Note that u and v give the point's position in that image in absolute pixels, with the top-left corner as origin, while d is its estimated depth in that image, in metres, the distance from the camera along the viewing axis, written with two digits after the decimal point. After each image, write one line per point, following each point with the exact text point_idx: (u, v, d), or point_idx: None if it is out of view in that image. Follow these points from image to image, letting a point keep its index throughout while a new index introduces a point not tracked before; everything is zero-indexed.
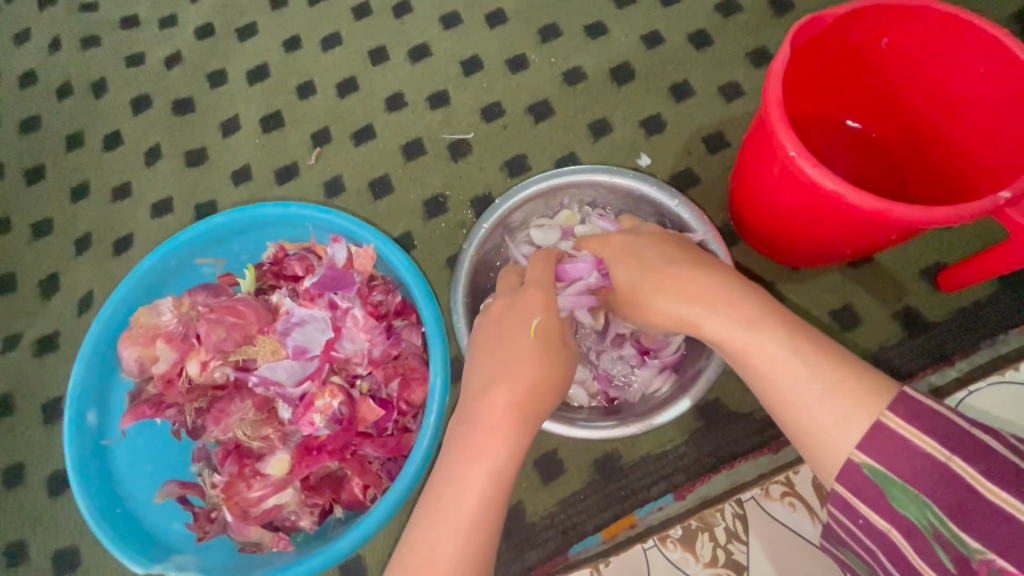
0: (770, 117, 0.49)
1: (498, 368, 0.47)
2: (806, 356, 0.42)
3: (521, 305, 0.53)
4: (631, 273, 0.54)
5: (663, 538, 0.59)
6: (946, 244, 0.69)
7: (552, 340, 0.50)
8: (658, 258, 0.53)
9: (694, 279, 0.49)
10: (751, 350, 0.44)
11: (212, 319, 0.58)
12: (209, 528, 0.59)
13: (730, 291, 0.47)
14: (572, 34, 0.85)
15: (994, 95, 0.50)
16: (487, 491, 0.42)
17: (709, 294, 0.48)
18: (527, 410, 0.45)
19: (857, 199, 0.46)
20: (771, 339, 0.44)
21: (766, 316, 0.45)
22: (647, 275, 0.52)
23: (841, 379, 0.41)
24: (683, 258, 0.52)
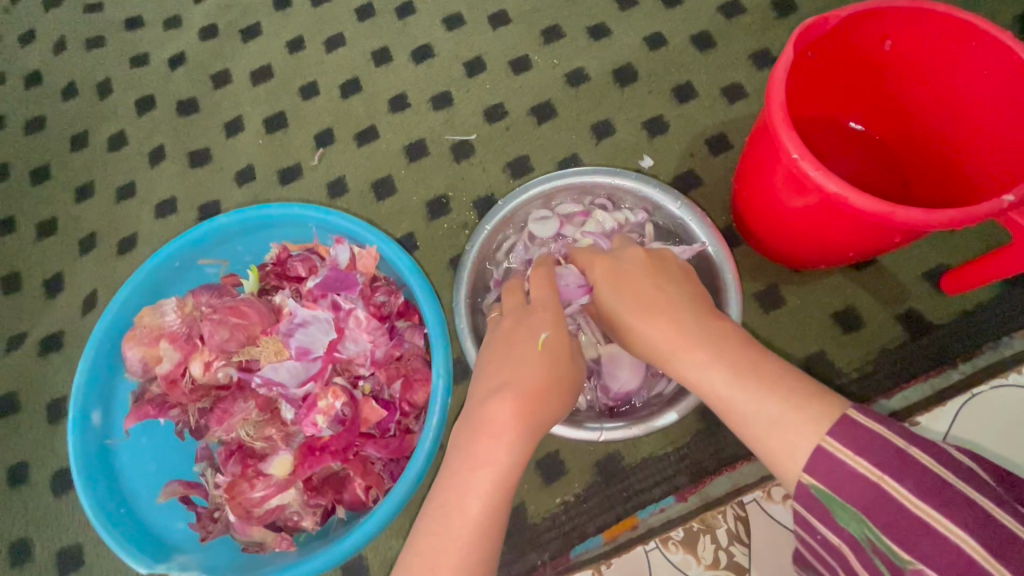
0: (773, 119, 0.49)
1: (507, 375, 0.48)
2: (750, 388, 0.43)
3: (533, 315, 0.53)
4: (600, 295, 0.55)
5: (665, 540, 0.60)
6: (949, 247, 0.69)
7: (564, 352, 0.50)
8: (625, 281, 0.54)
9: (650, 313, 0.50)
10: (702, 382, 0.45)
11: (216, 320, 0.58)
12: (212, 528, 0.59)
13: (680, 325, 0.47)
14: (575, 35, 0.85)
15: (998, 99, 0.50)
16: (492, 491, 0.42)
17: (662, 329, 0.48)
18: (531, 418, 0.45)
19: (860, 201, 0.46)
20: (716, 373, 0.44)
21: (713, 348, 0.45)
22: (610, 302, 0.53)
23: (783, 409, 0.41)
24: (643, 284, 0.53)
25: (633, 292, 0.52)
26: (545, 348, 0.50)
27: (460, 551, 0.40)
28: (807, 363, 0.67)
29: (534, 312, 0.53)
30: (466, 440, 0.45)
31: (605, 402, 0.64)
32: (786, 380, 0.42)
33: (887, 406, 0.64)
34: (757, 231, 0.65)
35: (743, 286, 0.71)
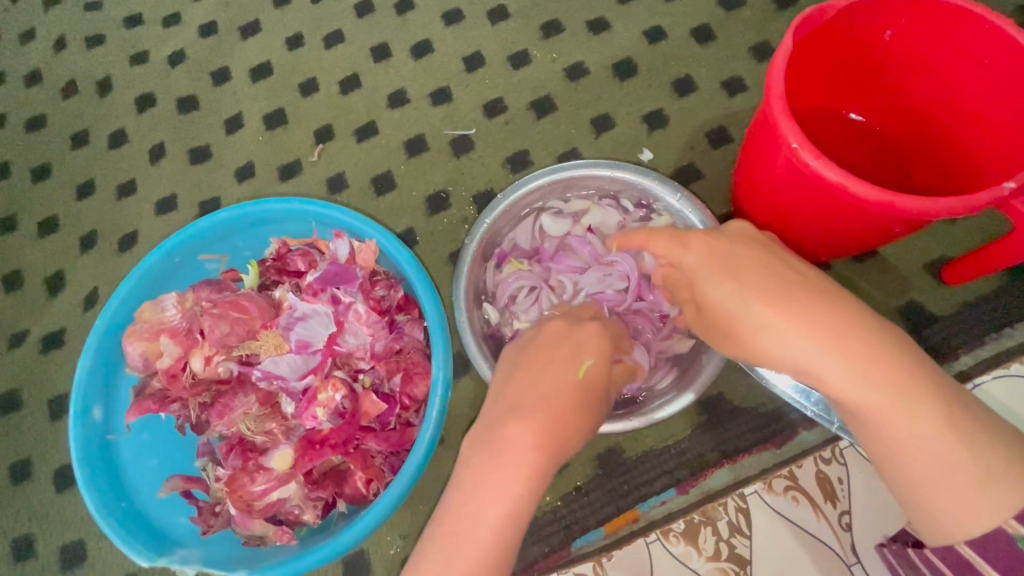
0: (773, 110, 0.49)
1: (543, 397, 0.45)
2: (963, 433, 0.38)
3: (579, 341, 0.50)
4: (738, 293, 0.44)
5: (666, 532, 0.60)
6: (951, 238, 0.69)
7: (599, 386, 0.48)
8: (770, 283, 0.43)
9: (830, 328, 0.40)
10: (908, 426, 0.39)
11: (216, 314, 0.59)
12: (214, 522, 0.59)
13: (878, 350, 0.39)
14: (574, 30, 0.85)
15: (999, 88, 0.50)
16: (501, 515, 0.41)
17: (851, 349, 0.39)
18: (555, 435, 0.43)
19: (860, 189, 0.46)
20: (927, 413, 0.39)
21: (918, 383, 0.39)
22: (762, 304, 0.43)
23: (999, 465, 0.38)
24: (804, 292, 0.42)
25: (795, 296, 0.42)
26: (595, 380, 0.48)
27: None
28: None
29: (591, 334, 0.52)
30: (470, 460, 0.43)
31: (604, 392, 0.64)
32: (983, 422, 0.39)
33: None
34: (786, 242, 0.63)
35: None
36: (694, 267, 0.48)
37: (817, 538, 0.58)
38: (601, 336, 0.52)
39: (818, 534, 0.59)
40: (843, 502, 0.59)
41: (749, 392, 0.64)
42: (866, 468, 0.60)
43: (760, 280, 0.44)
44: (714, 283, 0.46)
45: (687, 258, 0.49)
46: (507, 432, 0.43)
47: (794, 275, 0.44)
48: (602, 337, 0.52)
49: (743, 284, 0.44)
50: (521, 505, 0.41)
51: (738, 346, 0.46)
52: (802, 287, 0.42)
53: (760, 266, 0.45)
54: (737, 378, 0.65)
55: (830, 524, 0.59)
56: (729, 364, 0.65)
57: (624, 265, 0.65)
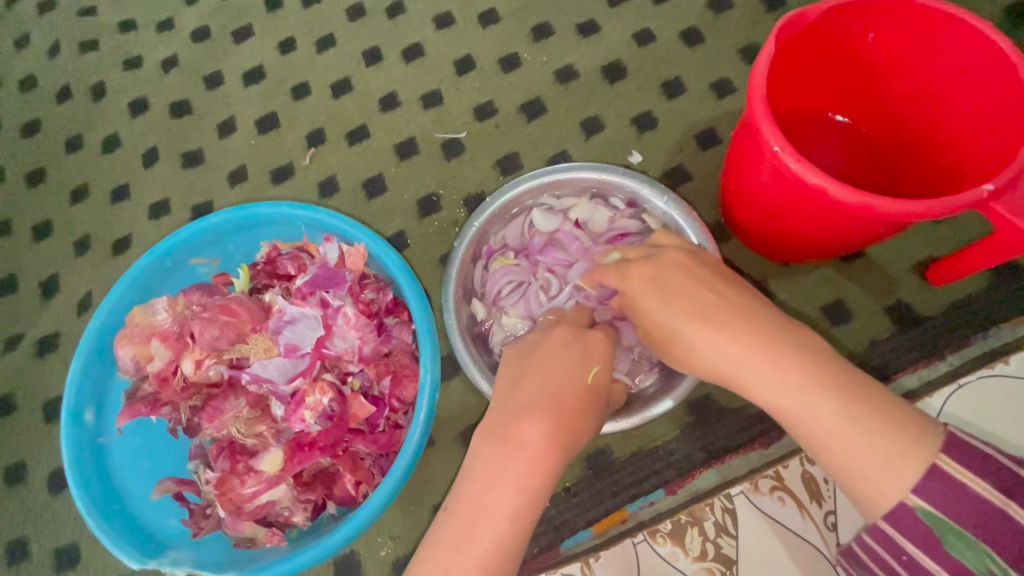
0: (755, 114, 0.50)
1: (556, 397, 0.45)
2: (861, 416, 0.40)
3: (588, 342, 0.50)
4: (659, 305, 0.48)
5: (653, 533, 0.60)
6: (937, 239, 0.69)
7: (603, 390, 0.49)
8: (684, 294, 0.48)
9: (732, 332, 0.44)
10: (803, 416, 0.41)
11: (206, 318, 0.60)
12: (204, 524, 0.60)
13: (775, 349, 0.43)
14: (564, 33, 0.86)
15: (980, 90, 0.50)
16: (517, 506, 0.42)
17: (750, 347, 0.43)
18: (564, 434, 0.44)
19: (839, 192, 0.47)
20: (821, 403, 0.41)
21: (814, 378, 0.41)
22: (678, 314, 0.47)
23: (892, 446, 0.40)
24: (702, 306, 0.46)
25: (700, 305, 0.46)
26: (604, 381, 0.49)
27: (485, 569, 0.40)
28: None
29: (604, 335, 0.51)
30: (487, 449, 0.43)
31: None
32: (890, 410, 0.41)
33: None
34: (773, 243, 0.64)
35: None
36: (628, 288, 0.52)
37: (803, 539, 0.59)
38: (606, 337, 0.51)
39: (804, 534, 0.59)
40: (829, 502, 0.60)
41: (736, 392, 0.65)
42: None
43: (678, 292, 0.48)
44: (640, 296, 0.50)
45: (624, 279, 0.52)
46: (523, 427, 0.43)
47: (704, 288, 0.48)
48: (609, 338, 0.51)
49: (658, 300, 0.48)
50: (532, 493, 0.42)
51: (671, 359, 0.49)
52: (711, 297, 0.47)
53: (678, 278, 0.49)
54: None
55: (815, 524, 0.59)
56: None
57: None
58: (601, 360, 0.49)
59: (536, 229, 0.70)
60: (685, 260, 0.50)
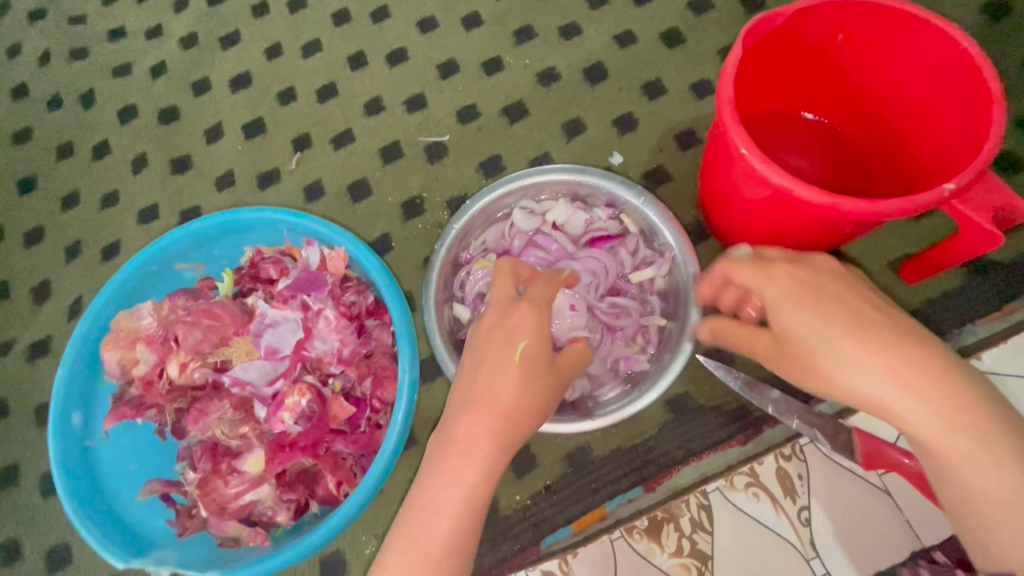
0: (723, 116, 0.50)
1: (496, 396, 0.47)
2: None
3: (523, 326, 0.50)
4: (821, 323, 0.43)
5: (630, 529, 0.62)
6: (913, 237, 0.70)
7: (542, 364, 0.49)
8: (849, 315, 0.43)
9: (917, 362, 0.40)
10: (982, 463, 0.38)
11: (190, 322, 0.61)
12: (189, 524, 0.61)
13: (959, 388, 0.39)
14: (546, 36, 0.86)
15: (946, 90, 0.51)
16: (461, 505, 0.45)
17: (940, 388, 0.39)
18: (508, 433, 0.47)
19: (804, 194, 0.47)
20: (1001, 450, 0.38)
21: (994, 421, 0.39)
22: (843, 336, 0.42)
23: None
24: (878, 329, 0.42)
25: (873, 326, 0.42)
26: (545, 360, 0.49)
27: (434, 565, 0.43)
28: None
29: (537, 310, 0.51)
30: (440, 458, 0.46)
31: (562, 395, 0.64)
32: None
33: None
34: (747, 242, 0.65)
35: None
36: (773, 299, 0.46)
37: (777, 533, 0.60)
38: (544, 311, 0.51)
39: (778, 529, 0.60)
40: (802, 497, 0.61)
41: (714, 390, 0.66)
42: (825, 465, 0.62)
43: (841, 312, 0.43)
44: (789, 317, 0.45)
45: (768, 285, 0.47)
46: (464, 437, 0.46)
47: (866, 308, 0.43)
48: (540, 312, 0.51)
49: (821, 314, 0.43)
50: (476, 491, 0.45)
51: (809, 377, 0.44)
52: (878, 319, 0.42)
53: (845, 298, 0.44)
54: (703, 377, 0.66)
55: (788, 519, 0.60)
56: (693, 363, 0.66)
57: (602, 261, 0.68)
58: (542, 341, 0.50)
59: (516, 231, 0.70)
60: (838, 277, 0.46)
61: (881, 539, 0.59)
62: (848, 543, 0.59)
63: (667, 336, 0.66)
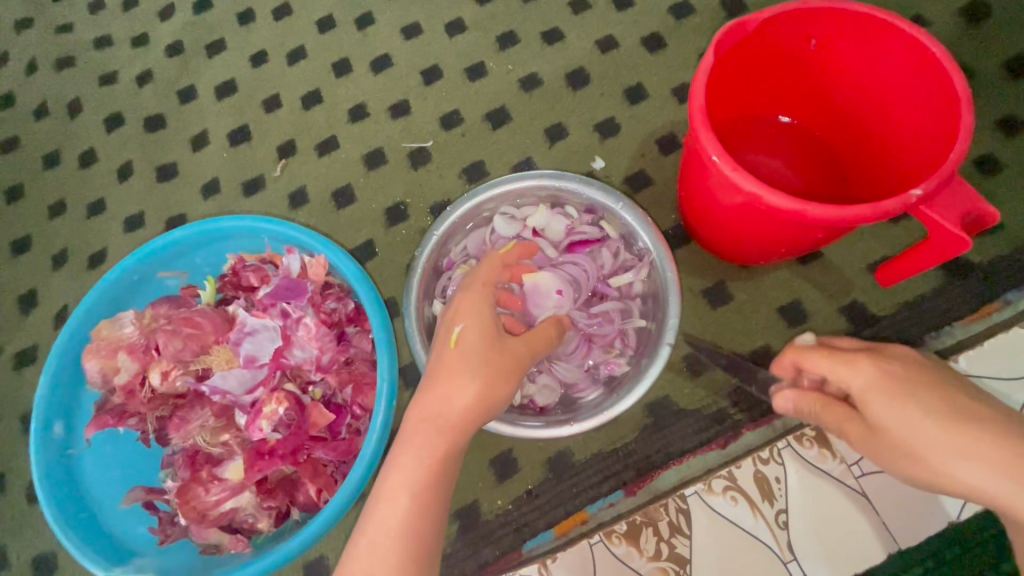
0: (695, 123, 0.51)
1: (444, 397, 0.48)
2: None
3: (467, 316, 0.52)
4: (911, 413, 0.44)
5: (609, 534, 0.62)
6: (892, 240, 0.70)
7: (479, 348, 0.50)
8: (945, 404, 0.43)
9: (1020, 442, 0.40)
10: None
11: (170, 330, 0.61)
12: (171, 531, 0.62)
13: None
14: (529, 41, 0.87)
15: (916, 94, 0.51)
16: (419, 486, 0.47)
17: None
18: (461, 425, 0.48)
19: (774, 200, 0.48)
20: None
21: None
22: (937, 425, 0.43)
23: None
24: (977, 420, 0.42)
25: (965, 414, 0.43)
26: (487, 342, 0.50)
27: (393, 544, 0.45)
28: (753, 355, 0.67)
29: (475, 294, 0.53)
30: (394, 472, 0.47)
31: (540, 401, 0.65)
32: None
33: None
34: (724, 247, 0.65)
35: (690, 283, 0.71)
36: (855, 388, 0.47)
37: (755, 537, 0.61)
38: (482, 293, 0.53)
39: (756, 533, 0.61)
40: (780, 501, 0.61)
41: (693, 394, 0.66)
42: (805, 469, 0.62)
43: (930, 399, 0.44)
44: (872, 407, 0.46)
45: (848, 373, 0.47)
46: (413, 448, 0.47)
47: (960, 397, 0.44)
48: (478, 296, 0.53)
49: (909, 401, 0.44)
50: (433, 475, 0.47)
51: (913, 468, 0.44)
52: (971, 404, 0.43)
53: (933, 386, 0.44)
54: (682, 381, 0.66)
55: (766, 522, 0.61)
56: (672, 367, 0.67)
57: (581, 266, 0.67)
58: (484, 326, 0.51)
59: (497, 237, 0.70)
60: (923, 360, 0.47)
61: (859, 540, 0.60)
62: (826, 545, 0.60)
63: (646, 337, 0.66)
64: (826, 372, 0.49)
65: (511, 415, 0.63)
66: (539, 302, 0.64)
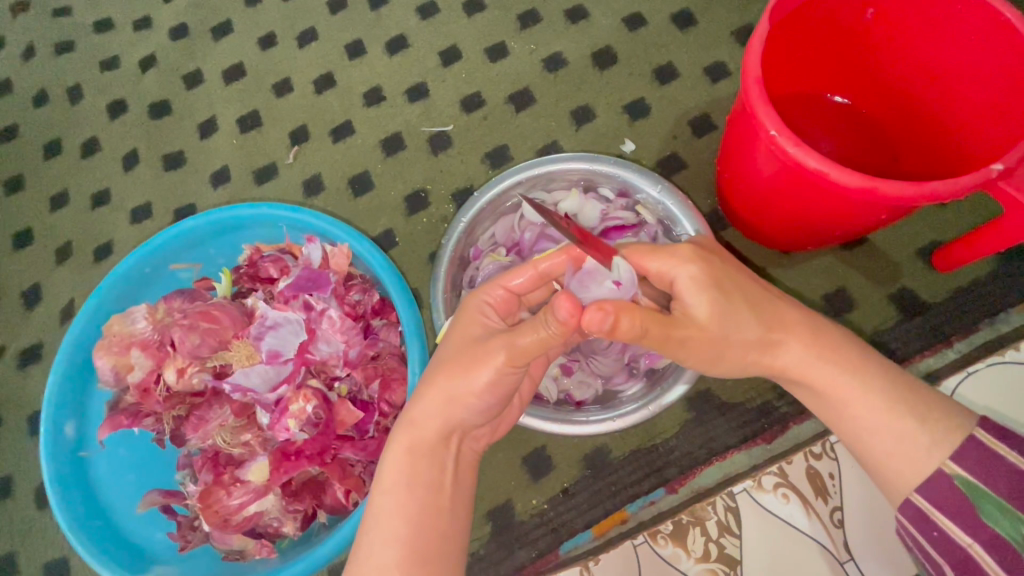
0: (749, 96, 0.47)
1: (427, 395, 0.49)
2: (912, 405, 0.45)
3: (464, 320, 0.51)
4: (735, 303, 0.46)
5: (654, 534, 0.59)
6: (942, 224, 0.67)
7: (467, 346, 0.49)
8: (743, 287, 0.47)
9: (792, 316, 0.48)
10: (853, 403, 0.46)
11: (187, 325, 0.58)
12: (192, 537, 0.58)
13: (822, 340, 0.47)
14: (552, 20, 0.83)
15: (983, 65, 0.48)
16: (418, 481, 0.48)
17: (812, 334, 0.47)
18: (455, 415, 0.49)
19: (840, 176, 0.44)
20: (875, 389, 0.46)
21: (854, 370, 0.47)
22: (748, 311, 0.46)
23: (928, 416, 0.45)
24: (758, 296, 0.47)
25: (747, 291, 0.47)
26: (471, 341, 0.49)
27: (395, 547, 0.45)
28: None
29: (480, 294, 0.51)
30: (384, 473, 0.48)
31: (576, 395, 0.62)
32: (922, 402, 0.46)
33: None
34: (765, 228, 0.62)
35: None
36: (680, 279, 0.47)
37: (808, 535, 0.58)
38: (478, 300, 0.51)
39: (810, 531, 0.58)
40: (834, 498, 0.58)
41: (735, 387, 0.63)
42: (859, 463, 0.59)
43: (742, 288, 0.47)
44: (698, 302, 0.46)
45: (676, 269, 0.47)
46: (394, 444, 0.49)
47: (753, 283, 0.48)
48: (478, 298, 0.51)
49: (714, 284, 0.46)
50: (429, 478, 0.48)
51: (715, 348, 0.47)
52: (762, 289, 0.48)
53: (740, 281, 0.47)
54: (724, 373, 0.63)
55: (821, 521, 0.58)
56: None
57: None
58: (479, 327, 0.50)
59: (529, 223, 0.67)
60: (737, 275, 0.48)
61: None
62: (883, 543, 0.57)
63: None
64: (653, 265, 0.48)
65: (547, 410, 0.59)
66: (586, 286, 0.51)
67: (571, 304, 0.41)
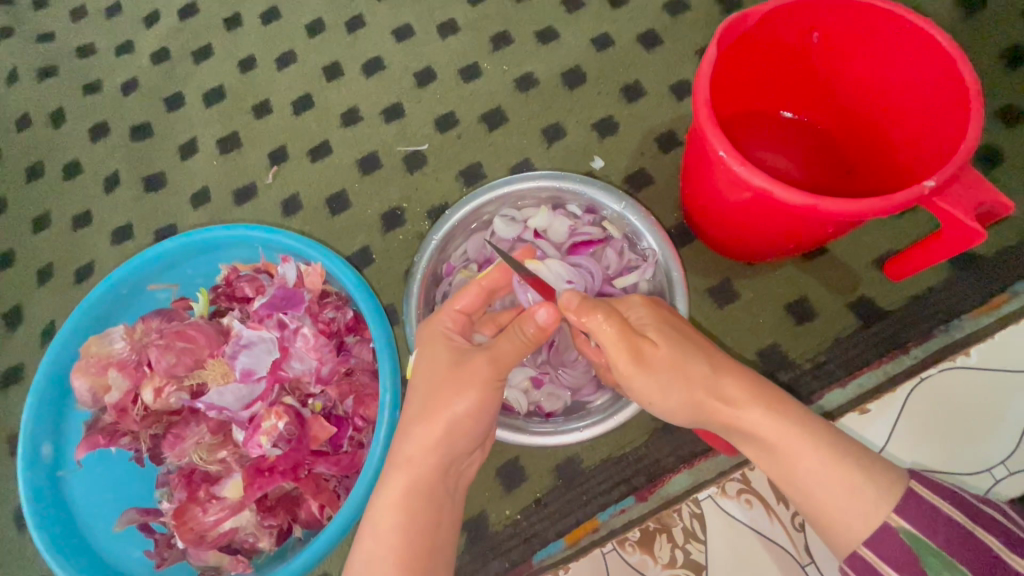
0: (699, 119, 0.49)
1: (423, 428, 0.51)
2: (856, 457, 0.48)
3: (430, 348, 0.55)
4: (688, 347, 0.52)
5: (622, 541, 0.61)
6: (896, 234, 0.69)
7: (453, 372, 0.52)
8: (696, 341, 0.53)
9: (738, 367, 0.52)
10: (802, 455, 0.48)
11: (162, 345, 0.59)
12: (167, 554, 0.60)
13: (769, 391, 0.51)
14: (523, 41, 0.85)
15: (921, 87, 0.51)
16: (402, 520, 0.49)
17: (757, 391, 0.51)
18: (448, 445, 0.51)
19: (785, 195, 0.46)
20: (822, 441, 0.48)
21: (800, 421, 0.49)
22: (698, 352, 0.52)
23: (870, 470, 0.47)
24: (711, 349, 0.53)
25: (700, 342, 0.53)
26: (448, 366, 0.52)
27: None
28: (761, 352, 0.67)
29: (434, 325, 0.56)
30: (379, 514, 0.49)
31: (544, 408, 0.63)
32: (865, 457, 0.48)
33: (841, 395, 0.65)
34: (730, 243, 0.64)
35: (696, 282, 0.70)
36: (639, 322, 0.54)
37: (770, 539, 0.60)
38: (440, 322, 0.56)
39: (772, 537, 0.60)
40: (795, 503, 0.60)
41: None
42: None
43: (695, 337, 0.53)
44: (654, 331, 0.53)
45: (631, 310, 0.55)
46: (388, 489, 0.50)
47: (707, 340, 0.54)
48: (435, 326, 0.56)
49: (675, 331, 0.53)
50: (419, 511, 0.50)
51: (670, 387, 0.51)
52: (713, 344, 0.54)
53: (696, 335, 0.54)
54: None
55: (782, 525, 0.60)
56: None
57: (586, 267, 0.67)
58: (446, 353, 0.54)
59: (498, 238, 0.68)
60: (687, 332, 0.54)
61: None
62: None
63: None
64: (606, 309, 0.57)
65: (510, 422, 0.61)
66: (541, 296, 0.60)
67: (552, 314, 0.51)
